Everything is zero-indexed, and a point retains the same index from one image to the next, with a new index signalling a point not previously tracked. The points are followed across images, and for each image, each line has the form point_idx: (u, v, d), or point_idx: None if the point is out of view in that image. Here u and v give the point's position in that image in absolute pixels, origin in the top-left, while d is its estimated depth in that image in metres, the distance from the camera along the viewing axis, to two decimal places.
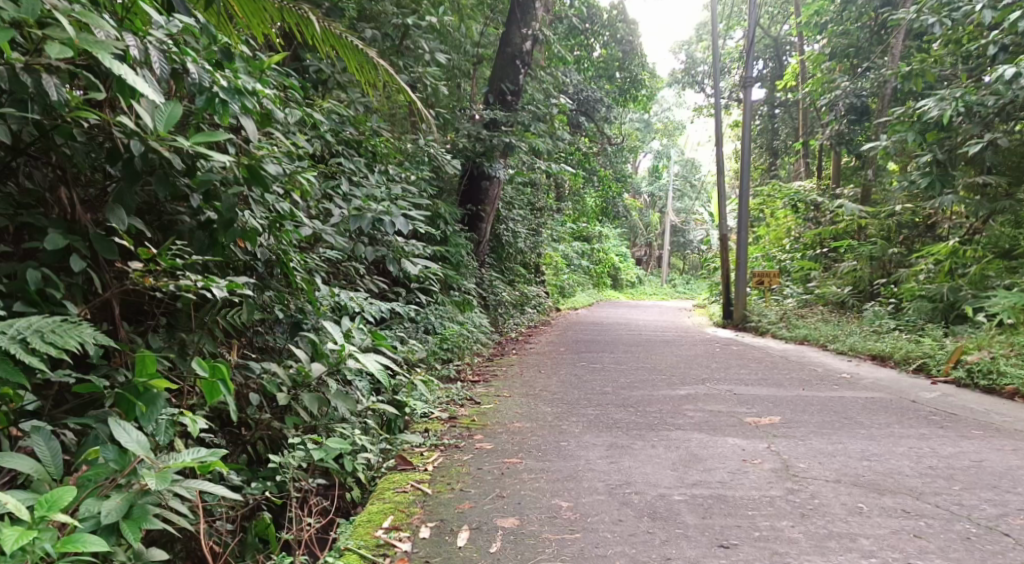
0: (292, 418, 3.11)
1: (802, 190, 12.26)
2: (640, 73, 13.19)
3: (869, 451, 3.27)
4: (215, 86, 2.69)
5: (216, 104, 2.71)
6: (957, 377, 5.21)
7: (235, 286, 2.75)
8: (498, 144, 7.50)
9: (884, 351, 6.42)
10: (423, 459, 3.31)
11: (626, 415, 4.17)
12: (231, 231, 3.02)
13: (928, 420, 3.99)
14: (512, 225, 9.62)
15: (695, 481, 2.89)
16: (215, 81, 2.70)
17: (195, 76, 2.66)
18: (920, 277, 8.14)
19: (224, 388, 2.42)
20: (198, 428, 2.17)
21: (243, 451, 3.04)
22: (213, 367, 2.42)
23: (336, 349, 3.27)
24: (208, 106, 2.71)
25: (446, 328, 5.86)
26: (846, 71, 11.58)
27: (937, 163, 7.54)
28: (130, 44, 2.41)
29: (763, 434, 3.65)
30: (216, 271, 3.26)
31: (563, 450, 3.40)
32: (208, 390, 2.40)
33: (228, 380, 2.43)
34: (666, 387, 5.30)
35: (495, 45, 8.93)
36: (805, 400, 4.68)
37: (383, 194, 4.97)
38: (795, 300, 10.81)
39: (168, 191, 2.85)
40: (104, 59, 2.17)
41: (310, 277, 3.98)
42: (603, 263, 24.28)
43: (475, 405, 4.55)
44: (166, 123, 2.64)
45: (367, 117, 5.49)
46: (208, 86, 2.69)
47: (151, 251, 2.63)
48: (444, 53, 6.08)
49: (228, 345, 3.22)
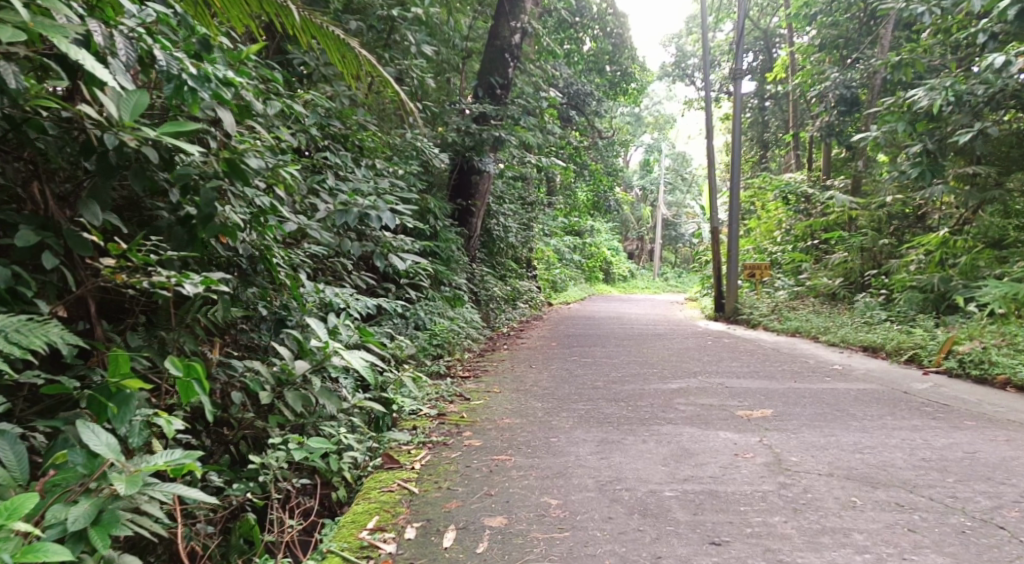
0: (276, 417, 3.06)
1: (793, 182, 12.24)
2: (630, 66, 13.12)
3: (861, 443, 3.23)
4: (183, 72, 2.58)
5: (183, 92, 2.63)
6: (949, 368, 5.19)
7: (211, 282, 2.67)
8: (487, 137, 7.43)
9: (875, 343, 6.41)
10: (411, 457, 3.26)
11: (617, 410, 4.12)
12: (210, 226, 2.95)
13: (920, 411, 3.96)
14: (502, 220, 9.56)
15: (686, 476, 2.85)
16: (183, 68, 2.59)
17: (162, 62, 2.55)
18: (911, 268, 8.13)
19: (200, 388, 2.35)
20: (173, 430, 2.13)
21: (226, 451, 3.01)
22: (188, 366, 2.34)
23: (321, 346, 3.20)
24: (176, 95, 2.62)
25: (435, 324, 5.80)
26: (836, 63, 11.56)
27: (927, 153, 7.31)
28: (94, 30, 2.32)
29: (754, 428, 3.61)
30: (197, 268, 3.20)
31: (554, 446, 3.35)
32: (184, 390, 2.33)
33: (204, 380, 2.37)
34: (657, 380, 5.26)
35: (483, 38, 8.86)
36: (797, 392, 4.64)
37: (370, 189, 4.89)
38: (787, 292, 10.79)
39: (144, 184, 2.79)
40: (58, 43, 2.06)
41: (295, 273, 3.91)
42: (595, 257, 24.22)
43: (465, 401, 4.50)
44: (132, 113, 2.52)
45: (353, 110, 5.42)
46: (177, 72, 2.58)
47: (122, 246, 2.56)
48: (430, 46, 6.01)
49: (210, 343, 3.16)
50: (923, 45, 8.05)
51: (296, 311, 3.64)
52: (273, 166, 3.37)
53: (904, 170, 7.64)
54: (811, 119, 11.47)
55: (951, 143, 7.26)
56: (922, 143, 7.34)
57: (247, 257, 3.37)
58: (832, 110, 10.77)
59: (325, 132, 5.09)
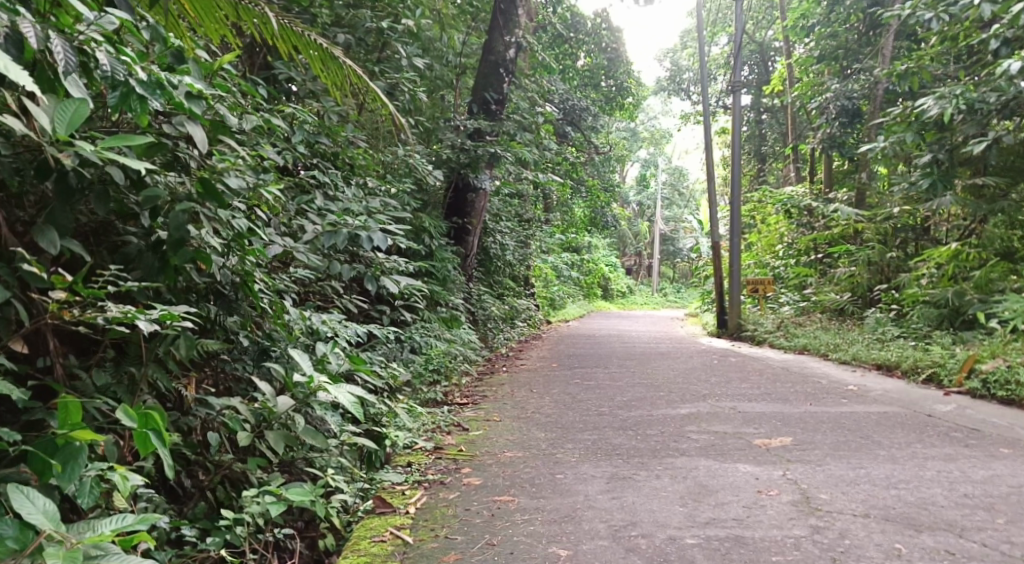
0: (255, 460, 2.83)
1: (795, 195, 12.03)
2: (626, 81, 12.99)
3: (894, 477, 2.98)
4: (131, 78, 2.31)
5: (132, 99, 2.33)
6: (972, 388, 4.96)
7: (169, 316, 2.38)
8: (483, 154, 7.23)
9: (890, 361, 6.17)
10: (404, 500, 3.00)
11: (625, 440, 3.86)
12: (182, 252, 2.73)
13: (951, 438, 3.71)
14: (500, 237, 9.33)
15: (707, 519, 2.59)
16: (131, 73, 2.32)
17: (105, 66, 2.28)
18: (923, 282, 7.87)
19: (158, 439, 2.11)
20: (127, 487, 1.90)
21: (203, 498, 2.76)
22: (144, 416, 2.11)
23: (306, 381, 2.95)
24: (122, 102, 2.32)
25: (431, 347, 5.55)
26: (836, 73, 11.42)
27: (938, 163, 7.26)
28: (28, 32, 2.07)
29: (775, 459, 3.35)
30: (173, 297, 2.96)
31: (560, 484, 3.08)
32: (141, 443, 2.09)
33: (162, 430, 2.13)
34: (666, 405, 5.00)
35: (478, 53, 8.66)
36: (814, 417, 4.39)
37: (360, 208, 4.64)
38: (792, 308, 10.54)
39: (106, 208, 2.56)
40: None
41: (279, 299, 3.67)
42: (592, 274, 23.92)
43: (463, 432, 4.23)
44: (68, 125, 2.18)
45: (342, 127, 5.18)
46: (123, 78, 2.30)
47: (67, 279, 2.29)
48: (422, 59, 5.82)
49: (186, 378, 2.93)
50: (928, 53, 7.92)
51: (282, 338, 3.44)
52: (253, 186, 3.15)
53: (913, 180, 7.48)
54: (811, 132, 11.32)
55: (961, 150, 7.11)
56: (932, 153, 7.20)
57: (227, 283, 3.13)
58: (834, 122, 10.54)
59: (313, 149, 4.88)
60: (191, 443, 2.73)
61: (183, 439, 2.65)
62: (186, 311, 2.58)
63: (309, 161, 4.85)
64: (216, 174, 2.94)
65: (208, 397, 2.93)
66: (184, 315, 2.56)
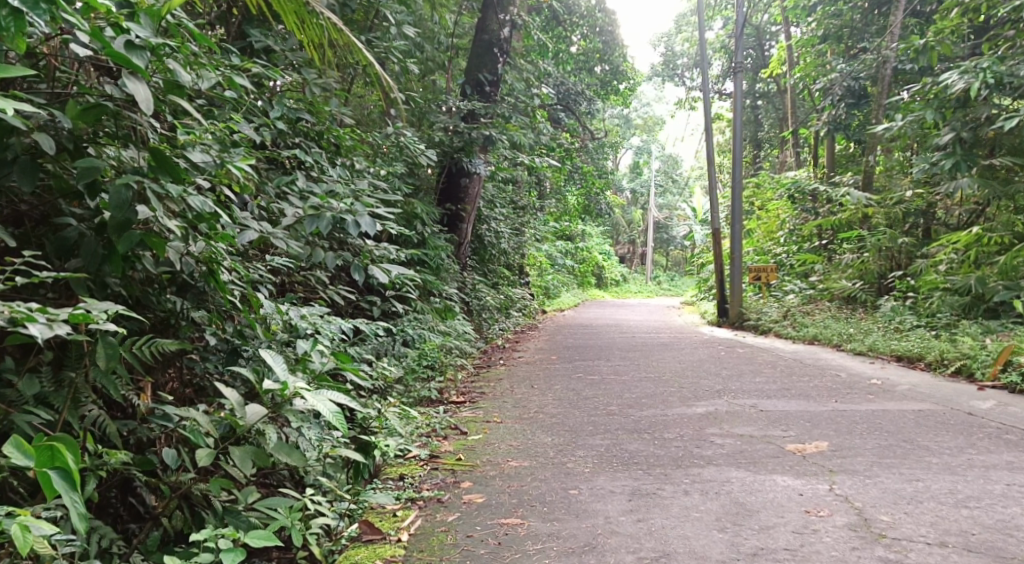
0: (217, 482, 2.37)
1: (799, 178, 11.63)
2: (622, 64, 12.48)
3: (958, 492, 2.61)
4: None
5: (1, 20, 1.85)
6: (1009, 383, 4.63)
7: (79, 315, 1.93)
8: (477, 136, 6.75)
9: (912, 352, 5.83)
10: (395, 524, 2.62)
11: (642, 446, 3.46)
12: (128, 235, 2.29)
13: (1006, 441, 3.34)
14: (494, 225, 8.90)
15: (754, 550, 2.22)
16: None
17: None
18: (941, 267, 7.48)
19: (63, 481, 1.72)
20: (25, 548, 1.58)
21: (156, 527, 2.32)
22: (45, 452, 1.71)
23: (280, 388, 2.51)
24: None
25: (424, 341, 5.14)
26: (840, 53, 11.02)
27: (961, 141, 6.86)
28: None
29: (816, 470, 2.96)
30: (123, 290, 2.53)
31: (575, 503, 2.69)
32: (44, 484, 1.71)
33: (69, 467, 1.74)
34: (680, 403, 4.61)
35: (471, 34, 8.17)
36: (845, 416, 4.01)
37: (346, 190, 4.22)
38: (796, 295, 10.18)
39: (33, 183, 2.21)
40: None
41: (253, 292, 3.27)
42: (585, 263, 23.49)
43: (461, 436, 3.83)
44: None
45: (327, 101, 4.74)
46: None
47: None
48: (411, 26, 5.38)
49: (139, 385, 2.53)
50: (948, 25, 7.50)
51: (257, 334, 3.06)
52: (222, 163, 2.77)
53: (932, 161, 7.11)
54: (815, 115, 10.93)
55: (985, 128, 6.76)
56: (954, 130, 6.86)
57: (192, 273, 2.73)
58: (839, 103, 10.34)
59: (295, 127, 4.47)
60: (143, 461, 2.32)
61: (130, 458, 2.26)
62: (111, 303, 2.13)
63: (290, 140, 4.43)
64: (178, 149, 2.65)
65: (164, 406, 2.51)
66: (111, 314, 2.09)
